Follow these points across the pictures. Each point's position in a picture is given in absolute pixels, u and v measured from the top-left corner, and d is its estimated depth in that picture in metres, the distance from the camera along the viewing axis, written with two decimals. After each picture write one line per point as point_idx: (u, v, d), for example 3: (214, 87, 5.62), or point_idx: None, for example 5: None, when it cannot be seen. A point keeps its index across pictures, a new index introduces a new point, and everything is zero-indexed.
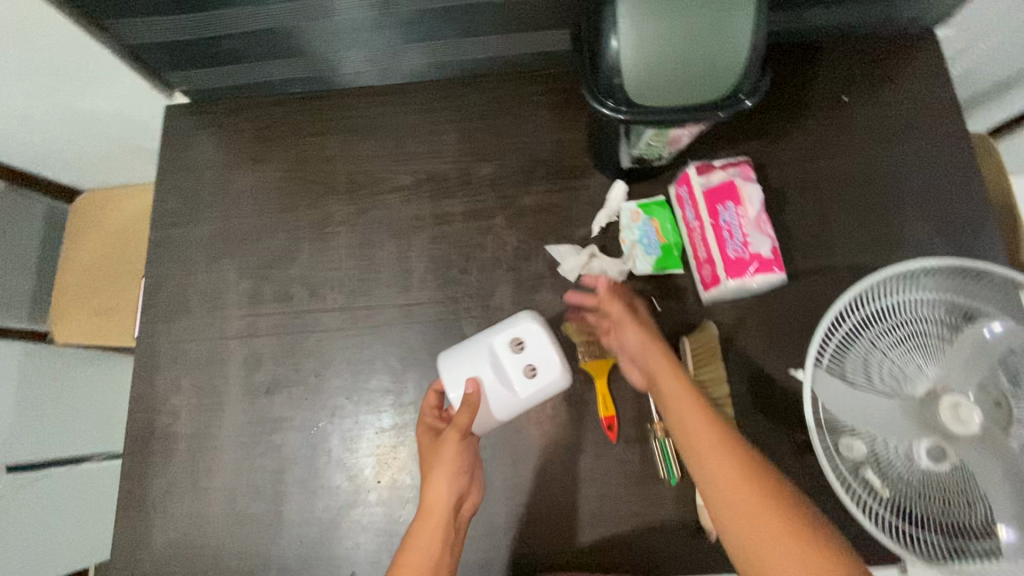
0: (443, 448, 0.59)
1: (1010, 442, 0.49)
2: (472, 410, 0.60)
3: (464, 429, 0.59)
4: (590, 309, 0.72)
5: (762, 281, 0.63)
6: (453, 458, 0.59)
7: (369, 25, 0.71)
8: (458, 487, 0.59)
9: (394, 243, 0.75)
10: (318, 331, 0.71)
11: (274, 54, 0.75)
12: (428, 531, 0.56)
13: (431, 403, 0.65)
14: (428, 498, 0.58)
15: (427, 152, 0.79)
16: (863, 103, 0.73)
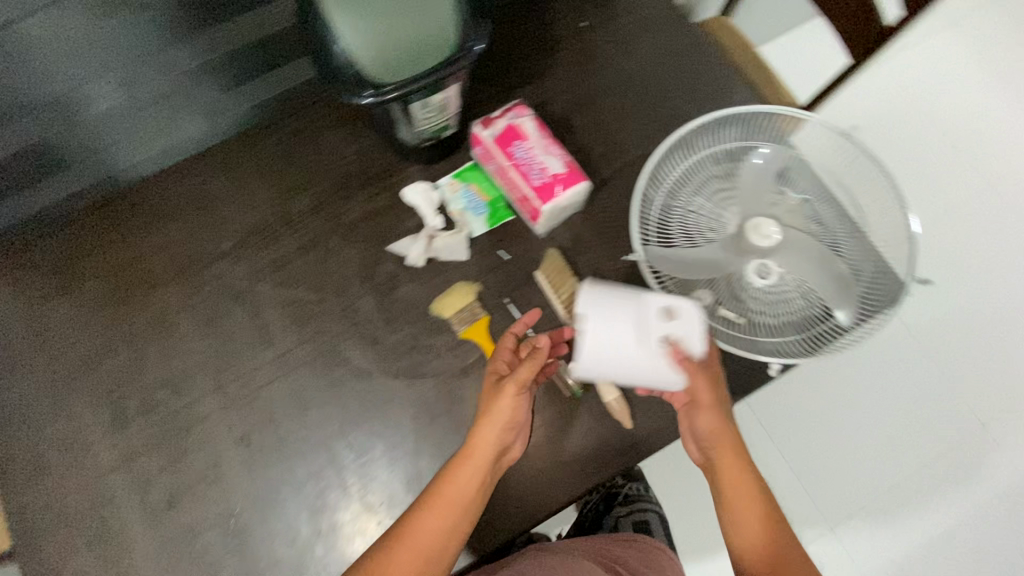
0: (499, 398, 0.61)
1: (806, 239, 0.67)
2: (535, 361, 0.61)
3: (524, 382, 0.61)
4: (450, 284, 0.72)
5: (572, 193, 0.67)
6: (507, 412, 0.61)
7: (133, 106, 0.71)
8: (506, 439, 0.62)
9: (239, 304, 0.72)
10: (199, 425, 0.68)
11: (49, 171, 0.72)
12: (469, 469, 0.60)
13: (509, 345, 0.65)
14: (480, 439, 0.60)
15: (238, 205, 0.76)
16: (598, 22, 0.83)
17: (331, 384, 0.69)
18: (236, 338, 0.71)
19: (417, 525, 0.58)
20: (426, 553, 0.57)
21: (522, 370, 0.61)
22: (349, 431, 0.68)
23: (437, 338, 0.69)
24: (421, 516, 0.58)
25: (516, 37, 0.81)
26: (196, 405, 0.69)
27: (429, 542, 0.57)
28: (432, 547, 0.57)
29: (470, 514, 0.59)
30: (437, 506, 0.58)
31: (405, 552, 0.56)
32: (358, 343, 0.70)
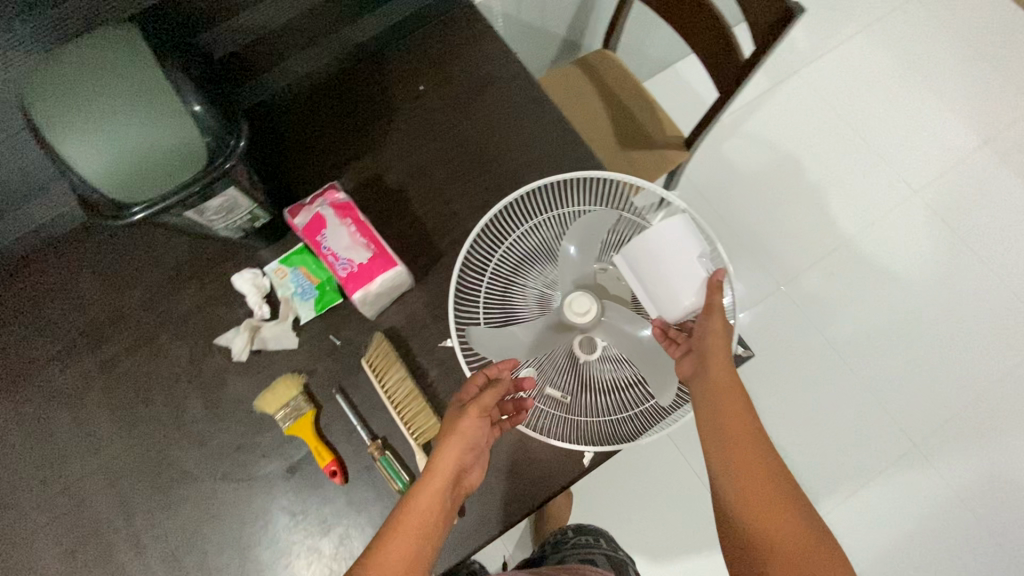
0: (460, 422, 0.59)
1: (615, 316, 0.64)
2: (495, 392, 0.59)
3: (488, 405, 0.59)
4: (277, 376, 0.70)
5: (380, 282, 0.64)
6: (471, 434, 0.59)
7: None
8: (467, 464, 0.59)
9: (67, 410, 0.71)
10: (24, 541, 0.67)
11: None
12: (429, 493, 0.56)
13: (480, 379, 0.61)
14: (441, 461, 0.57)
15: (65, 309, 0.74)
16: (437, 83, 0.80)
17: (158, 491, 0.67)
18: (63, 448, 0.69)
19: (379, 554, 0.52)
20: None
21: (486, 397, 0.59)
22: (173, 539, 0.66)
23: (264, 437, 0.68)
24: (382, 544, 0.53)
25: (350, 107, 0.79)
26: (18, 521, 0.67)
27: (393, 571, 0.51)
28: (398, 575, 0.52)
29: (434, 541, 0.55)
30: (402, 530, 0.54)
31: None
32: (185, 445, 0.69)
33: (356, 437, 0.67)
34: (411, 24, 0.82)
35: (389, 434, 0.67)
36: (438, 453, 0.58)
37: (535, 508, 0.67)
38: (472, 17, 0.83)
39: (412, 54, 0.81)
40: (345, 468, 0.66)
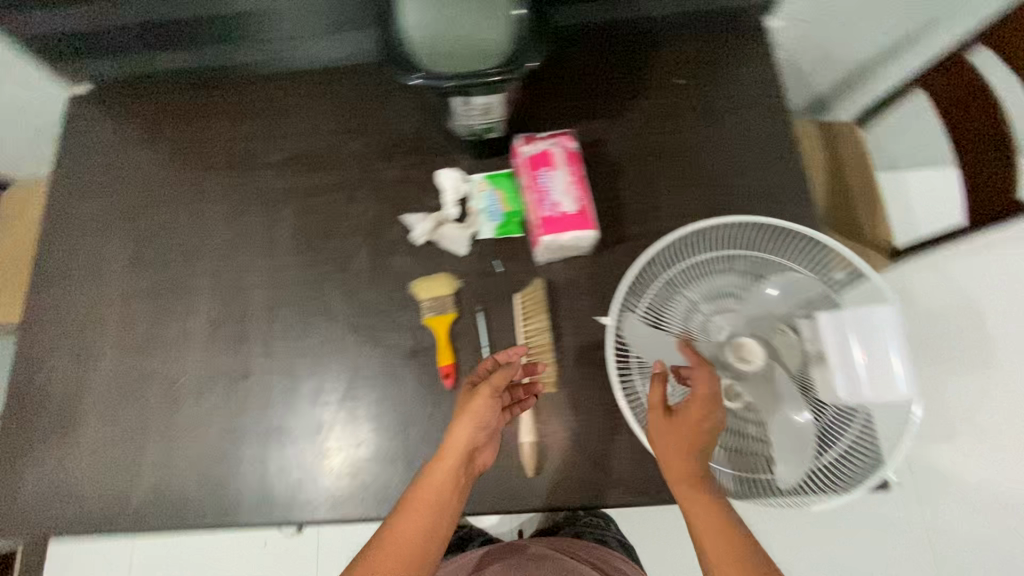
0: (472, 402, 0.62)
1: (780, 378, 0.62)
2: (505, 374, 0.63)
3: (499, 387, 0.62)
4: (436, 271, 0.75)
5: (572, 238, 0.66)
6: (482, 413, 0.61)
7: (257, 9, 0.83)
8: (478, 440, 0.62)
9: (265, 211, 0.80)
10: (190, 294, 0.78)
11: (173, 44, 0.86)
12: (446, 468, 0.60)
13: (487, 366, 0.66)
14: (453, 441, 0.61)
15: (299, 132, 0.84)
16: (696, 84, 0.80)
17: (301, 312, 0.75)
18: (248, 240, 0.79)
19: (393, 529, 0.58)
20: (403, 558, 0.57)
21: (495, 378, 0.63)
22: (295, 357, 0.73)
23: (403, 314, 0.74)
24: (396, 522, 0.59)
25: (607, 71, 0.80)
26: (193, 279, 0.78)
27: (405, 542, 0.58)
28: (411, 547, 0.57)
29: (446, 514, 0.60)
30: (414, 509, 0.59)
31: (385, 553, 0.57)
32: (338, 287, 0.76)
33: (477, 355, 0.71)
34: (698, 18, 0.82)
35: None
36: (450, 431, 0.61)
37: (604, 505, 0.66)
38: (758, 39, 0.81)
39: (684, 48, 0.81)
40: (458, 376, 0.70)
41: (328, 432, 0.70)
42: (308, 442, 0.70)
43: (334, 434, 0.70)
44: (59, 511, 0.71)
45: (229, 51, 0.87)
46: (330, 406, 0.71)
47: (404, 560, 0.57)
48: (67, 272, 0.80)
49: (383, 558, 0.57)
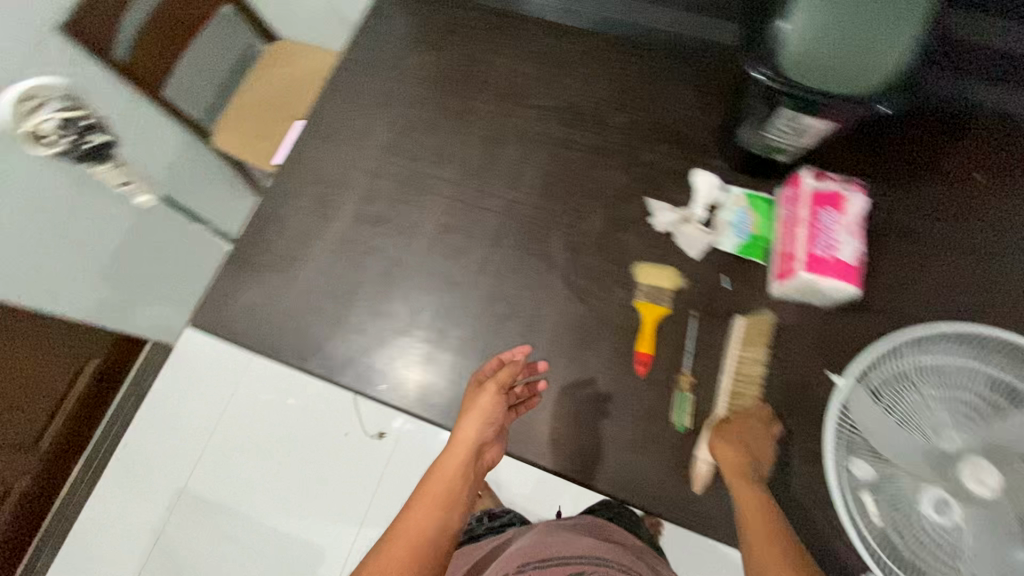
0: (477, 398, 0.67)
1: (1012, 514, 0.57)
2: (512, 373, 0.67)
3: (504, 383, 0.66)
4: (664, 262, 0.75)
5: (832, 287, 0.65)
6: (489, 409, 0.66)
7: None
8: (487, 437, 0.67)
9: (519, 146, 0.84)
10: (430, 194, 0.83)
11: None
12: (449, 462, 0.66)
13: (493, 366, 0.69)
14: (460, 438, 0.66)
15: (574, 86, 0.86)
16: (995, 188, 0.75)
17: (522, 249, 0.78)
18: (495, 166, 0.83)
19: (403, 523, 0.62)
20: (414, 547, 0.60)
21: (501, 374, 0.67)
22: (503, 286, 0.77)
23: (615, 290, 0.74)
24: (406, 519, 0.62)
25: (904, 141, 0.77)
26: (437, 182, 0.84)
27: (415, 533, 0.61)
28: (423, 538, 0.61)
29: (454, 505, 0.65)
30: (424, 504, 0.64)
31: (396, 545, 0.60)
32: (564, 240, 0.78)
33: (679, 356, 0.71)
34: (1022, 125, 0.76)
35: (701, 381, 0.70)
36: (457, 431, 0.66)
37: None
38: None
39: (995, 148, 0.76)
40: (652, 368, 0.71)
41: None
42: None
43: None
44: (262, 332, 0.79)
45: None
46: (524, 343, 0.74)
47: (415, 548, 0.60)
48: (333, 133, 0.88)
49: (393, 550, 0.59)
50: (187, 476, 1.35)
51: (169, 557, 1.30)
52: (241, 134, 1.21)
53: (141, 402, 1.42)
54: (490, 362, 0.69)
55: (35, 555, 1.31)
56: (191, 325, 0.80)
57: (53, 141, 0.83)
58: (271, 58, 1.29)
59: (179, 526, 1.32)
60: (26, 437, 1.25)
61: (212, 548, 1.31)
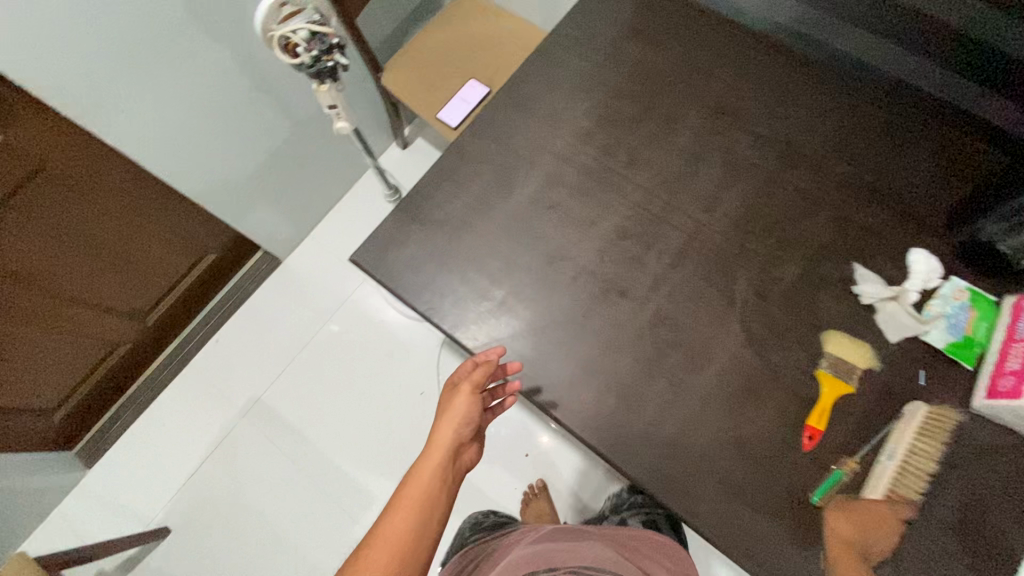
0: (453, 400, 0.69)
1: None
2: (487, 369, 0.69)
3: (479, 383, 0.69)
4: (855, 337, 0.69)
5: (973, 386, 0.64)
6: (465, 410, 0.69)
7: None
8: (464, 437, 0.68)
9: (722, 170, 0.78)
10: (617, 193, 0.79)
11: None
12: (429, 464, 0.64)
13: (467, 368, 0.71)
14: (438, 437, 0.66)
15: (797, 122, 0.80)
16: None
17: (701, 280, 0.73)
18: (691, 184, 0.78)
19: (383, 528, 0.58)
20: (394, 550, 0.57)
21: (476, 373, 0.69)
22: (673, 313, 0.72)
23: (793, 351, 0.69)
24: (382, 525, 0.59)
25: None
26: (625, 183, 0.79)
27: (394, 538, 0.58)
28: (404, 542, 0.57)
29: (438, 506, 0.62)
30: (404, 507, 0.60)
31: (375, 550, 0.57)
32: (750, 282, 0.72)
33: (850, 442, 0.65)
34: None
35: (868, 477, 0.64)
36: (434, 431, 0.67)
37: None
38: None
39: None
40: (818, 445, 0.65)
41: (666, 399, 0.69)
42: (642, 393, 0.69)
43: (670, 406, 0.69)
44: (416, 286, 0.78)
45: (793, 8, 0.82)
46: (683, 379, 0.69)
47: (396, 551, 0.57)
48: (528, 106, 0.85)
49: (374, 555, 0.56)
50: (266, 387, 1.40)
51: (231, 458, 1.35)
52: (410, 78, 1.21)
53: (240, 307, 1.47)
54: (464, 365, 0.71)
55: (116, 417, 1.39)
56: (350, 262, 0.81)
57: (298, 56, 0.69)
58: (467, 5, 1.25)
59: (246, 432, 1.37)
60: (139, 307, 1.32)
61: (271, 462, 1.34)
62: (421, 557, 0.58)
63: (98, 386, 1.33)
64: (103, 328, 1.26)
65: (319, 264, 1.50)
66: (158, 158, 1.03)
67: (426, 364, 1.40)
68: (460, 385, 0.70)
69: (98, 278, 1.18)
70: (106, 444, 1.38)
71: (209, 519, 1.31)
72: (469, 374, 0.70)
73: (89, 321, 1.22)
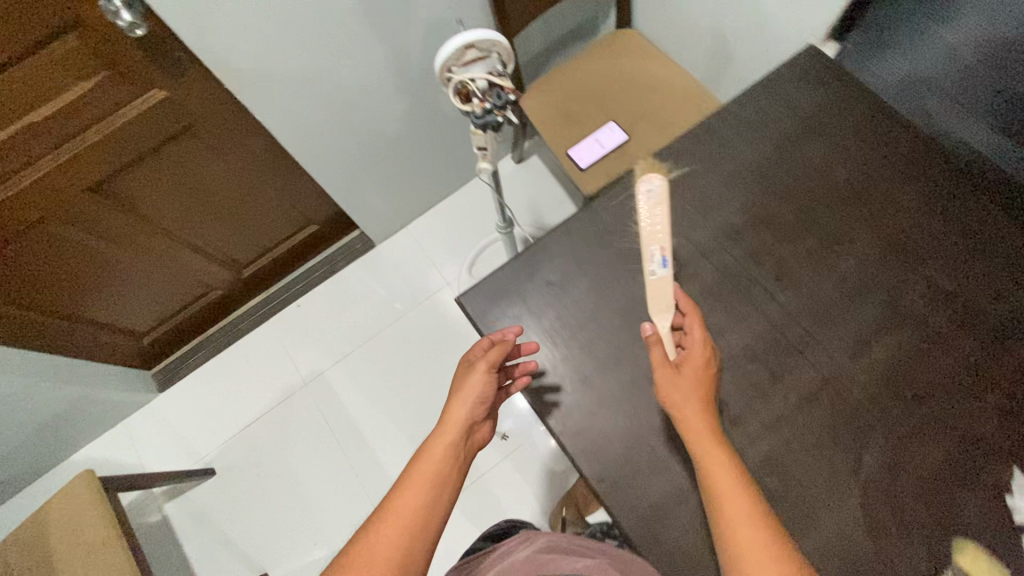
0: (468, 378, 0.70)
1: None
2: (502, 350, 0.69)
3: (495, 363, 0.69)
4: (997, 556, 0.60)
5: (660, 251, 0.72)
6: (479, 390, 0.69)
7: None
8: (477, 416, 0.69)
9: (882, 313, 0.69)
10: (754, 307, 0.71)
11: (957, 95, 0.76)
12: (442, 443, 0.66)
13: (482, 345, 0.70)
14: (452, 416, 0.68)
15: (982, 279, 0.69)
16: None
17: (826, 433, 0.66)
18: (841, 319, 0.70)
19: (394, 503, 0.61)
20: (403, 525, 0.59)
21: (492, 354, 0.69)
22: (785, 460, 0.65)
23: (916, 548, 0.61)
24: (393, 500, 0.61)
25: None
26: (766, 299, 0.72)
27: (405, 514, 0.60)
28: (413, 518, 0.60)
29: (448, 486, 0.64)
30: (416, 482, 0.63)
31: (386, 523, 0.59)
32: (883, 453, 0.64)
33: None
34: None
35: None
36: (448, 409, 0.68)
37: None
38: None
39: None
40: None
41: None
42: None
43: None
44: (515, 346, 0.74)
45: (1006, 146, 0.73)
46: None
47: (404, 526, 0.59)
48: (678, 185, 0.79)
49: (384, 528, 0.59)
50: (332, 363, 1.44)
51: (284, 420, 1.40)
52: (549, 106, 1.17)
53: (327, 278, 1.51)
54: (479, 342, 0.71)
55: (195, 351, 1.48)
56: (454, 300, 0.78)
57: (470, 105, 0.61)
58: (626, 42, 1.18)
59: (304, 400, 1.41)
60: (239, 259, 1.38)
61: (319, 436, 1.38)
62: (430, 534, 0.61)
63: (187, 320, 1.42)
64: (204, 271, 1.33)
65: (409, 257, 1.52)
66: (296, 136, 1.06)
67: None
68: (475, 363, 0.70)
69: (211, 227, 1.24)
70: (179, 375, 1.46)
71: (252, 472, 1.37)
72: (485, 353, 0.70)
73: (194, 262, 1.28)
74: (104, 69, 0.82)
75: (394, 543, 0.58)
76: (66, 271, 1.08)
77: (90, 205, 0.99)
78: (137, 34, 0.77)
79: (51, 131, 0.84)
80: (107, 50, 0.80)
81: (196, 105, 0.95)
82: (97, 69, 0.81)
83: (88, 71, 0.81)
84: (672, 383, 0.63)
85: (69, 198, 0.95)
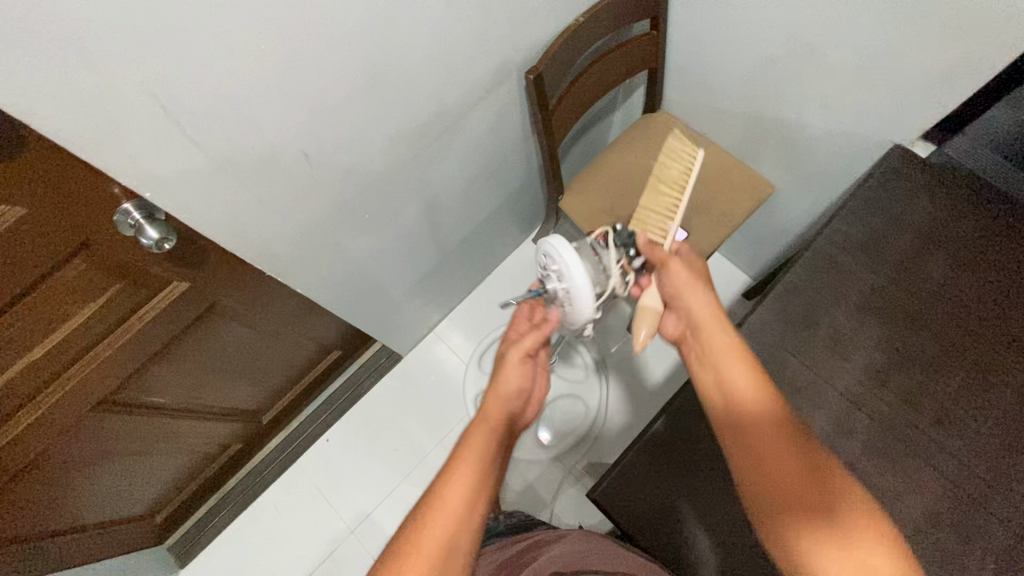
0: (511, 368, 0.65)
1: None
2: (539, 335, 0.67)
3: (531, 347, 0.66)
4: None
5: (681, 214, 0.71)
6: (520, 381, 0.65)
7: None
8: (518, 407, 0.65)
9: None
10: (923, 460, 0.65)
11: None
12: (484, 428, 0.61)
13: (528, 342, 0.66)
14: (491, 399, 0.63)
15: None
16: None
17: None
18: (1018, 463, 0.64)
19: (438, 492, 0.54)
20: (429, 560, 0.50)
21: (529, 339, 0.66)
22: None
23: None
24: (408, 539, 0.52)
25: None
26: (936, 451, 0.66)
27: (452, 501, 0.54)
28: (460, 502, 0.54)
29: (489, 467, 0.58)
30: (458, 467, 0.56)
31: (429, 511, 0.53)
32: None
33: None
34: None
35: None
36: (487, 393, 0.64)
37: None
38: None
39: None
40: None
41: None
42: None
43: None
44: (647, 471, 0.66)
45: None
46: None
47: (452, 516, 0.53)
48: (805, 323, 0.73)
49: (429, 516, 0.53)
50: (377, 502, 1.29)
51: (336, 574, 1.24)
52: (596, 206, 1.08)
53: (354, 403, 1.36)
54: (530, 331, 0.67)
55: (213, 513, 1.29)
56: (586, 495, 0.74)
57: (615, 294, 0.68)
58: (664, 128, 1.12)
59: (354, 551, 1.26)
60: (261, 405, 1.20)
61: None
62: (475, 518, 0.55)
63: (203, 484, 1.23)
64: (225, 432, 1.15)
65: (440, 365, 1.39)
66: (332, 290, 0.92)
67: (540, 480, 1.27)
68: (514, 353, 0.66)
69: (232, 390, 1.07)
70: (201, 547, 1.26)
71: None
72: (521, 340, 0.67)
73: (210, 432, 1.09)
74: (115, 283, 0.66)
75: (441, 531, 0.52)
76: (67, 494, 0.88)
77: (102, 420, 0.82)
78: (164, 248, 0.62)
79: (53, 361, 0.68)
80: (122, 261, 0.64)
81: (223, 286, 0.80)
82: (108, 286, 0.66)
83: (99, 290, 0.65)
84: (691, 287, 0.65)
85: (79, 420, 0.78)
